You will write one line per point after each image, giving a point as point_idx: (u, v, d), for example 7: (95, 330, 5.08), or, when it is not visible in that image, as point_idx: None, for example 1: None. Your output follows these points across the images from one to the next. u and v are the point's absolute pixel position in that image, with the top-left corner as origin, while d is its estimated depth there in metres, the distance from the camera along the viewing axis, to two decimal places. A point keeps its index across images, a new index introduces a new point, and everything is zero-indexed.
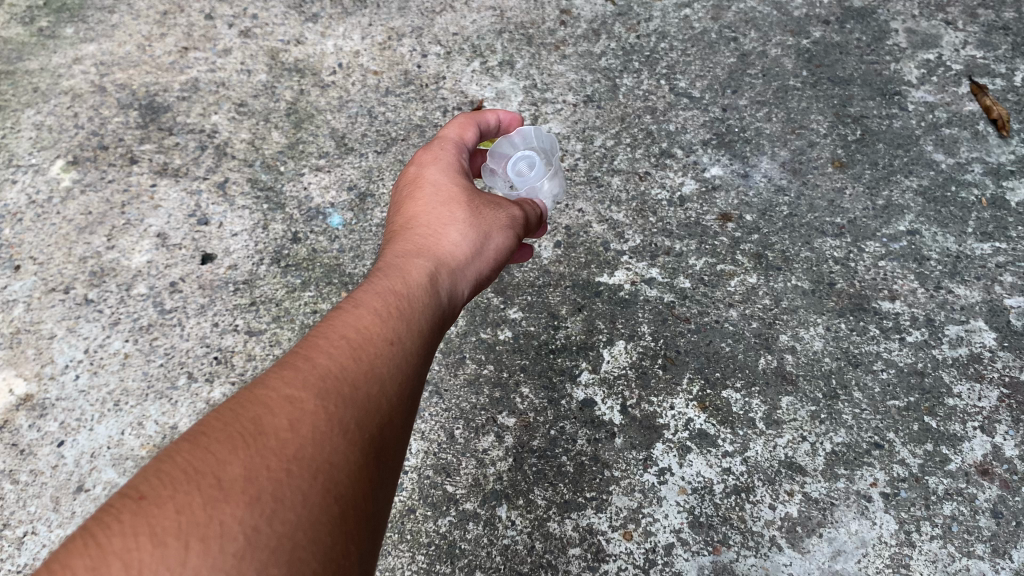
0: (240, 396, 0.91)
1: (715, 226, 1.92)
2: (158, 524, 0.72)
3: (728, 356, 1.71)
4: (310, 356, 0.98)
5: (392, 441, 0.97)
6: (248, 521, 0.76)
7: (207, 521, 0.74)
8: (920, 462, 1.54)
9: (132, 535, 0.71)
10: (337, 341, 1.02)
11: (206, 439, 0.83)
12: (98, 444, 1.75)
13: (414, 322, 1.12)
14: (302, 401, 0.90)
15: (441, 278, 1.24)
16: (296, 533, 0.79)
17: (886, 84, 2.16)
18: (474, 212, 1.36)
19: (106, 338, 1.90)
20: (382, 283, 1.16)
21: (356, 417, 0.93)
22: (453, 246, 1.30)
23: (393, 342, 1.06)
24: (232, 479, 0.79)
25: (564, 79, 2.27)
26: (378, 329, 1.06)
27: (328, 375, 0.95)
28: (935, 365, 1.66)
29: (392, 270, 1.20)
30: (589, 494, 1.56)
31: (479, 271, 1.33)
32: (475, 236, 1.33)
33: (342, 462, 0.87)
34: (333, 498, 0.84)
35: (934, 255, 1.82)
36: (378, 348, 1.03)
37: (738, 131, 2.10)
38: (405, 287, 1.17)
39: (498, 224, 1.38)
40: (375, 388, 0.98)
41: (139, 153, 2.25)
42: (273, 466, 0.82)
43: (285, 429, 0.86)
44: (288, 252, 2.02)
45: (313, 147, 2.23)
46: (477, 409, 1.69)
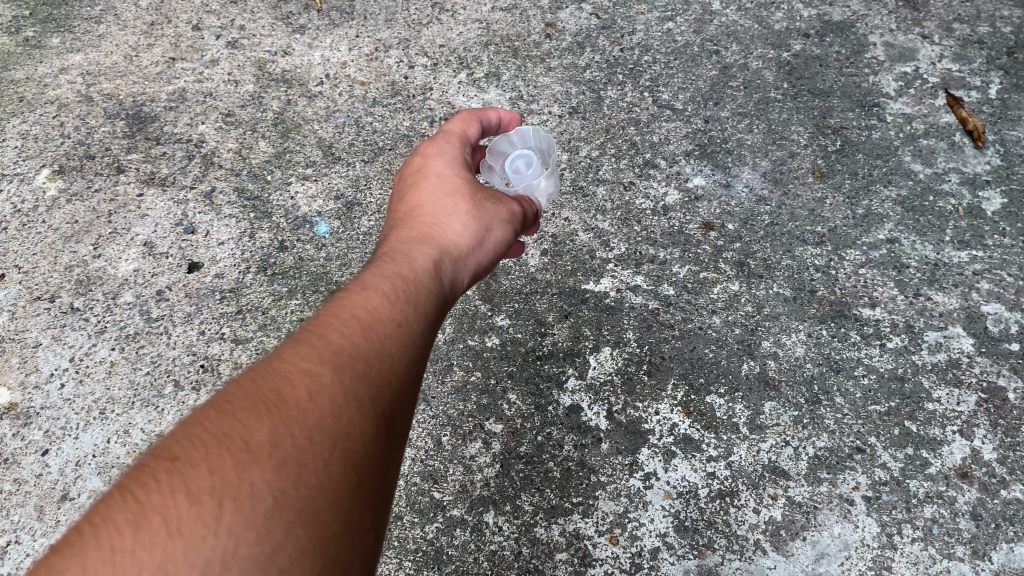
0: (260, 368, 0.94)
1: (698, 234, 1.95)
2: (192, 485, 0.77)
3: (711, 362, 1.73)
4: (323, 334, 1.00)
5: (404, 415, 0.99)
6: (275, 484, 0.80)
7: (237, 483, 0.79)
8: (901, 466, 1.57)
9: (169, 494, 0.76)
10: (348, 319, 1.03)
11: (232, 407, 0.87)
12: (84, 452, 1.74)
13: (423, 303, 1.14)
14: (320, 374, 0.93)
15: (446, 264, 1.25)
16: (319, 496, 0.82)
17: (865, 96, 2.20)
18: (478, 204, 1.37)
19: (92, 347, 1.90)
20: (390, 266, 1.18)
21: (371, 391, 0.95)
22: (457, 235, 1.32)
23: (404, 321, 1.08)
24: (259, 446, 0.83)
25: (549, 90, 2.30)
26: (389, 308, 1.08)
27: (343, 352, 0.97)
28: (914, 370, 1.69)
29: (399, 254, 1.22)
30: (576, 500, 1.58)
31: (481, 260, 1.35)
32: (478, 227, 1.35)
33: (359, 432, 0.91)
34: (352, 466, 0.87)
35: (913, 263, 1.86)
36: (389, 328, 1.05)
37: (720, 142, 2.13)
38: (413, 270, 1.18)
39: (500, 218, 1.39)
40: (388, 364, 1.00)
41: (126, 162, 2.26)
42: (295, 434, 0.86)
43: (305, 400, 0.90)
44: (274, 260, 2.03)
45: (300, 156, 2.24)
46: (465, 415, 1.70)
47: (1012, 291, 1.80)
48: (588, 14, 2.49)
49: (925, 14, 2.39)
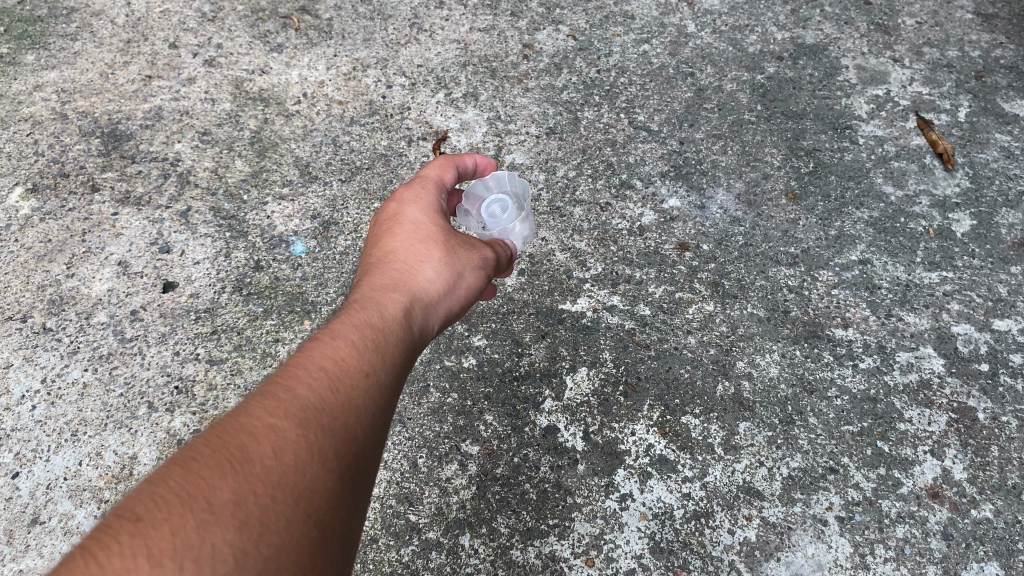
0: (224, 422, 0.94)
1: (674, 255, 1.96)
2: (155, 546, 0.76)
3: (687, 383, 1.74)
4: (290, 387, 1.00)
5: (366, 469, 1.00)
6: (236, 544, 0.80)
7: (200, 543, 0.78)
8: (873, 486, 1.58)
9: (131, 556, 0.75)
10: (315, 371, 1.04)
11: (196, 463, 0.86)
12: (55, 475, 1.72)
13: (390, 353, 1.15)
14: (285, 430, 0.94)
15: (415, 311, 1.26)
16: (280, 555, 0.83)
17: (838, 118, 2.23)
18: (450, 248, 1.38)
19: (64, 367, 1.88)
20: (359, 315, 1.18)
21: (335, 446, 0.96)
22: (428, 281, 1.32)
23: (370, 374, 1.08)
24: (222, 504, 0.83)
25: (526, 111, 2.31)
26: (356, 359, 1.09)
27: (308, 406, 0.98)
28: (886, 391, 1.71)
29: (368, 301, 1.22)
30: (552, 521, 1.57)
31: (451, 307, 1.36)
32: (449, 273, 1.36)
33: (322, 488, 0.91)
34: (313, 523, 0.88)
35: (885, 284, 1.88)
36: (355, 381, 1.05)
37: (695, 163, 2.15)
38: (381, 318, 1.19)
39: (471, 264, 1.40)
40: (353, 418, 1.01)
41: (100, 181, 2.25)
42: (259, 492, 0.86)
43: (269, 456, 0.90)
44: (250, 280, 2.02)
45: (277, 175, 2.23)
46: (441, 437, 1.70)
47: (982, 312, 1.83)
48: (565, 35, 2.52)
49: (896, 38, 2.43)
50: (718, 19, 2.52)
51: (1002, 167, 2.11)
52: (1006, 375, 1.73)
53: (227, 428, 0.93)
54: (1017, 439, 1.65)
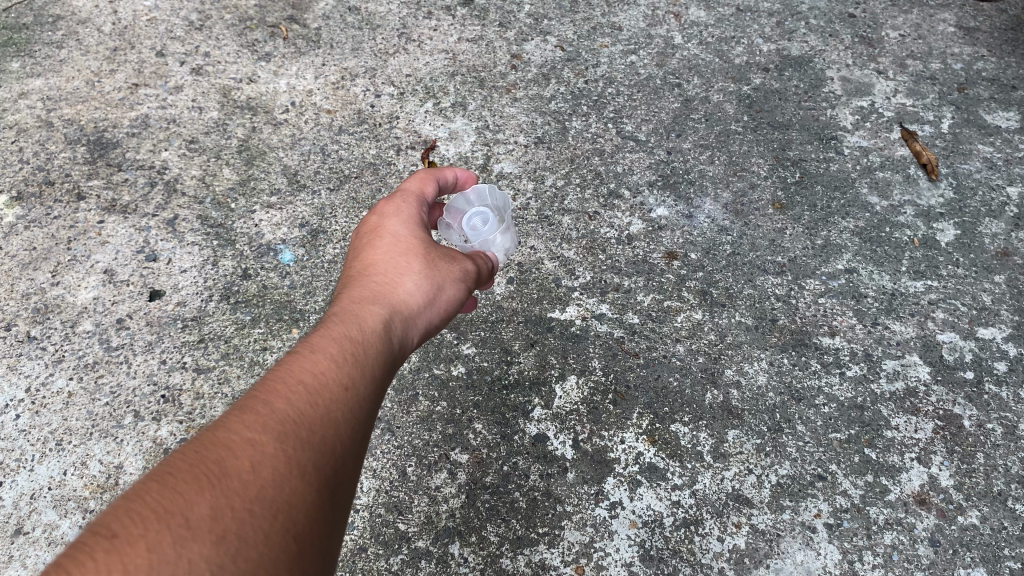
0: (201, 436, 0.93)
1: (662, 263, 1.97)
2: (130, 562, 0.75)
3: (676, 391, 1.75)
4: (268, 402, 0.99)
5: (345, 482, 1.00)
6: (212, 560, 0.80)
7: (176, 559, 0.78)
8: (861, 493, 1.59)
9: (105, 573, 0.74)
10: (294, 384, 1.03)
11: (173, 478, 0.85)
12: (39, 485, 1.70)
13: (370, 365, 1.14)
14: (263, 444, 0.93)
15: (396, 323, 1.26)
16: (257, 571, 0.83)
17: (823, 129, 2.25)
18: (432, 260, 1.38)
19: (49, 376, 1.86)
20: (339, 327, 1.17)
21: (313, 459, 0.96)
22: (409, 293, 1.32)
23: (349, 386, 1.08)
24: (199, 519, 0.82)
25: (515, 121, 2.32)
26: (335, 372, 1.08)
27: (287, 420, 0.98)
28: (873, 399, 1.72)
29: (348, 314, 1.22)
30: (542, 530, 1.57)
31: (432, 318, 1.36)
32: (431, 284, 1.35)
33: (300, 501, 0.91)
34: (291, 537, 0.88)
35: (870, 292, 1.90)
36: (334, 393, 1.05)
37: (682, 173, 2.16)
38: (361, 331, 1.18)
39: (453, 275, 1.40)
40: (331, 432, 1.01)
41: (86, 189, 2.23)
42: (236, 507, 0.85)
43: (247, 470, 0.89)
44: (238, 288, 2.01)
45: (264, 184, 2.23)
46: (430, 446, 1.70)
47: (966, 320, 1.85)
48: (553, 46, 2.53)
49: (879, 51, 2.46)
50: (704, 31, 2.55)
51: (985, 178, 2.13)
52: (991, 383, 1.75)
53: (204, 442, 0.92)
54: (1002, 446, 1.66)
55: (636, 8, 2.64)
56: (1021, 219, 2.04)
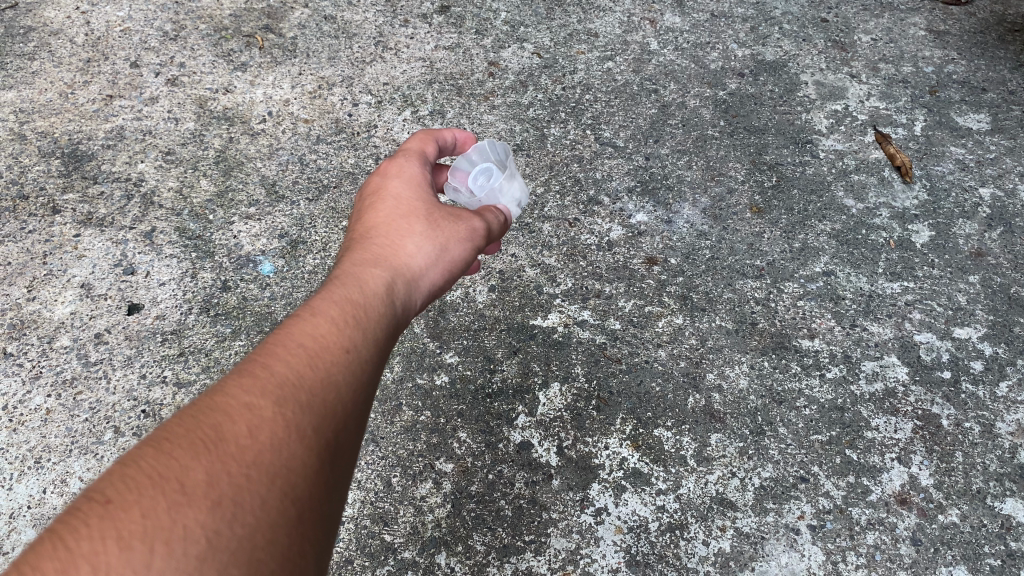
0: (200, 400, 0.93)
1: (642, 269, 1.98)
2: (124, 529, 0.76)
3: (658, 396, 1.76)
4: (270, 363, 0.99)
5: (346, 446, 0.99)
6: (209, 525, 0.80)
7: (171, 525, 0.78)
8: (843, 494, 1.61)
9: (99, 539, 0.74)
10: (294, 347, 1.02)
11: (169, 443, 0.85)
12: (17, 504, 1.68)
13: (371, 329, 1.13)
14: (262, 408, 0.92)
15: (397, 286, 1.25)
16: (254, 536, 0.83)
17: (799, 133, 2.28)
18: (429, 224, 1.37)
19: (26, 393, 1.84)
20: (340, 290, 1.16)
21: (313, 424, 0.95)
22: (410, 257, 1.31)
23: (350, 350, 1.07)
24: (195, 484, 0.82)
25: (493, 128, 2.32)
26: (336, 336, 1.07)
27: (286, 382, 0.97)
28: (853, 400, 1.74)
29: (350, 277, 1.20)
30: (528, 538, 1.58)
31: (435, 279, 1.34)
32: (433, 246, 1.34)
33: (300, 467, 0.91)
34: (290, 502, 0.88)
35: (849, 294, 1.92)
36: (335, 356, 1.04)
37: (661, 178, 2.17)
38: (362, 294, 1.17)
39: (458, 235, 1.38)
40: (332, 395, 1.00)
41: (61, 203, 2.21)
42: (234, 472, 0.85)
43: (245, 436, 0.89)
44: (217, 300, 2.00)
45: (243, 195, 2.22)
46: (415, 456, 1.70)
47: (942, 320, 1.87)
48: (530, 53, 2.54)
49: (852, 55, 2.49)
50: (680, 37, 2.57)
51: (958, 179, 2.16)
52: (968, 382, 1.77)
53: (203, 406, 0.92)
54: (981, 444, 1.68)
55: (611, 14, 2.66)
56: (993, 220, 2.07)
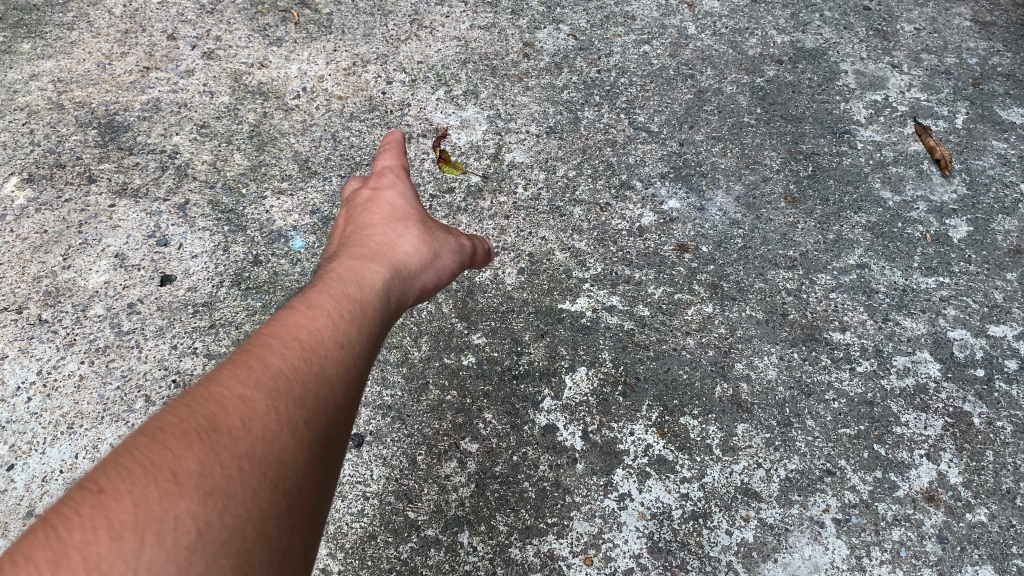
0: (195, 393, 0.95)
1: (673, 256, 1.96)
2: (116, 517, 0.77)
3: (685, 383, 1.75)
4: (265, 357, 1.01)
5: (337, 441, 1.00)
6: (200, 515, 0.81)
7: (163, 515, 0.79)
8: (869, 489, 1.59)
9: (91, 530, 0.76)
10: (288, 341, 1.05)
11: (163, 435, 0.87)
12: (50, 468, 1.72)
13: (366, 324, 1.15)
14: (255, 401, 0.94)
15: (392, 285, 1.28)
16: (245, 526, 0.83)
17: (836, 123, 2.24)
18: (422, 234, 1.45)
19: (60, 360, 1.88)
20: (336, 286, 1.19)
21: (305, 417, 0.97)
22: (404, 257, 1.37)
23: (344, 345, 1.09)
24: (187, 475, 0.83)
25: (527, 110, 2.31)
26: (330, 331, 1.09)
27: (280, 375, 0.99)
28: (883, 394, 1.72)
29: (345, 274, 1.23)
30: (551, 520, 1.59)
31: (425, 282, 1.40)
32: (425, 249, 1.43)
33: (290, 458, 0.92)
34: (280, 494, 0.88)
35: (882, 288, 1.90)
36: (328, 351, 1.06)
37: (695, 165, 2.15)
38: (358, 290, 1.20)
39: (447, 248, 1.49)
40: (324, 389, 1.01)
41: (97, 172, 2.24)
42: (225, 463, 0.86)
43: (237, 428, 0.91)
44: (249, 275, 2.02)
45: (276, 170, 2.22)
46: (441, 434, 1.72)
47: (977, 317, 1.85)
48: (566, 34, 2.52)
49: (894, 45, 2.45)
50: (718, 22, 2.53)
51: (999, 175, 2.12)
52: (1001, 381, 1.75)
53: (197, 399, 0.94)
54: (1012, 444, 1.66)
55: None
56: None
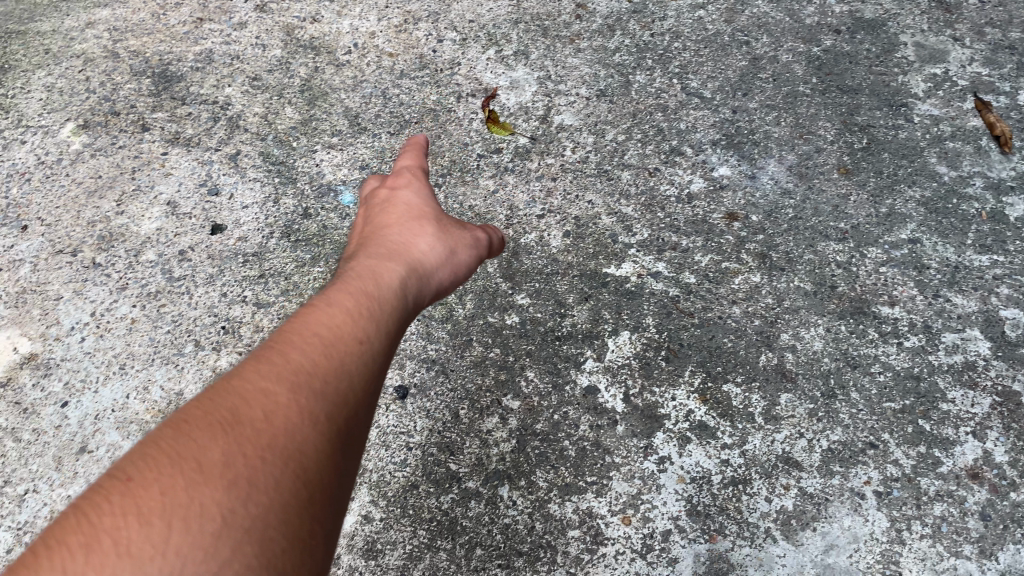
0: (221, 388, 0.99)
1: (722, 224, 1.95)
2: (144, 504, 0.84)
3: (729, 351, 1.75)
4: (286, 352, 1.03)
5: (359, 432, 1.03)
6: (223, 503, 0.86)
7: (187, 503, 0.84)
8: (912, 463, 1.58)
9: (122, 517, 0.82)
10: (310, 336, 1.07)
11: (190, 428, 0.93)
12: (103, 406, 1.77)
13: (386, 318, 1.17)
14: (276, 393, 0.98)
15: (409, 282, 1.29)
16: (267, 514, 0.87)
17: (894, 95, 2.20)
18: (437, 232, 1.44)
19: (113, 302, 1.93)
20: (356, 283, 1.21)
21: (327, 408, 1.00)
22: (421, 254, 1.37)
23: (365, 339, 1.10)
24: (211, 465, 0.89)
25: (578, 72, 2.29)
26: (351, 325, 1.11)
27: (302, 369, 1.02)
28: (930, 370, 1.71)
29: (364, 272, 1.25)
30: (590, 479, 1.61)
31: (442, 280, 1.40)
32: (441, 248, 1.42)
33: (312, 449, 0.95)
34: (302, 482, 0.92)
35: (934, 264, 1.86)
36: (349, 344, 1.08)
37: (747, 133, 2.12)
38: (377, 287, 1.21)
39: (464, 243, 1.47)
40: (345, 381, 1.04)
41: (151, 121, 2.27)
42: (248, 454, 0.91)
43: (260, 419, 0.95)
44: (298, 227, 2.04)
45: (326, 125, 2.24)
46: (483, 391, 1.74)
47: None
48: None
49: (957, 17, 2.38)
50: None
51: None
52: None
53: (223, 393, 0.99)
54: None
55: None
56: None
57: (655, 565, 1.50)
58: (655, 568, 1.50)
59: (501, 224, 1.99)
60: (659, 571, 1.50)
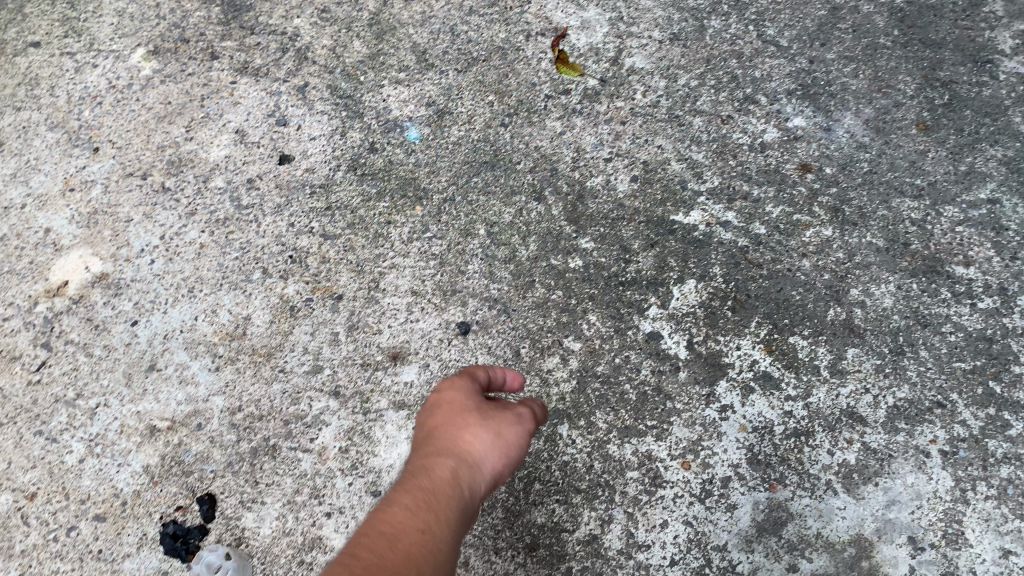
0: None
1: (795, 175, 1.91)
2: None
3: (797, 304, 1.73)
4: (351, 552, 0.90)
5: None
6: None
7: None
8: (980, 425, 1.56)
9: None
10: (372, 534, 0.93)
11: None
12: (171, 327, 1.81)
13: (447, 515, 1.00)
14: None
15: (462, 476, 1.07)
16: None
17: (979, 51, 2.11)
18: (485, 421, 1.16)
19: (182, 227, 1.95)
20: (405, 484, 1.04)
21: None
22: (469, 448, 1.12)
23: (427, 530, 0.96)
24: None
25: (651, 14, 2.23)
26: (411, 517, 0.97)
27: (370, 561, 0.89)
28: (1004, 333, 1.67)
29: (411, 473, 1.06)
30: (651, 423, 1.61)
31: (494, 474, 1.13)
32: (489, 434, 1.14)
33: None
34: None
35: (1013, 226, 1.81)
36: (413, 536, 0.94)
37: (824, 84, 2.07)
38: (429, 481, 1.04)
39: (512, 424, 1.18)
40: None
41: (220, 49, 2.27)
42: None
43: None
44: (364, 161, 2.04)
45: (394, 60, 2.22)
46: (545, 331, 1.74)
47: None
48: None
49: None
50: None
51: None
52: None
53: None
54: None
55: None
56: None
57: (713, 510, 1.51)
58: (713, 512, 1.51)
59: (568, 166, 1.97)
60: (717, 516, 1.51)
